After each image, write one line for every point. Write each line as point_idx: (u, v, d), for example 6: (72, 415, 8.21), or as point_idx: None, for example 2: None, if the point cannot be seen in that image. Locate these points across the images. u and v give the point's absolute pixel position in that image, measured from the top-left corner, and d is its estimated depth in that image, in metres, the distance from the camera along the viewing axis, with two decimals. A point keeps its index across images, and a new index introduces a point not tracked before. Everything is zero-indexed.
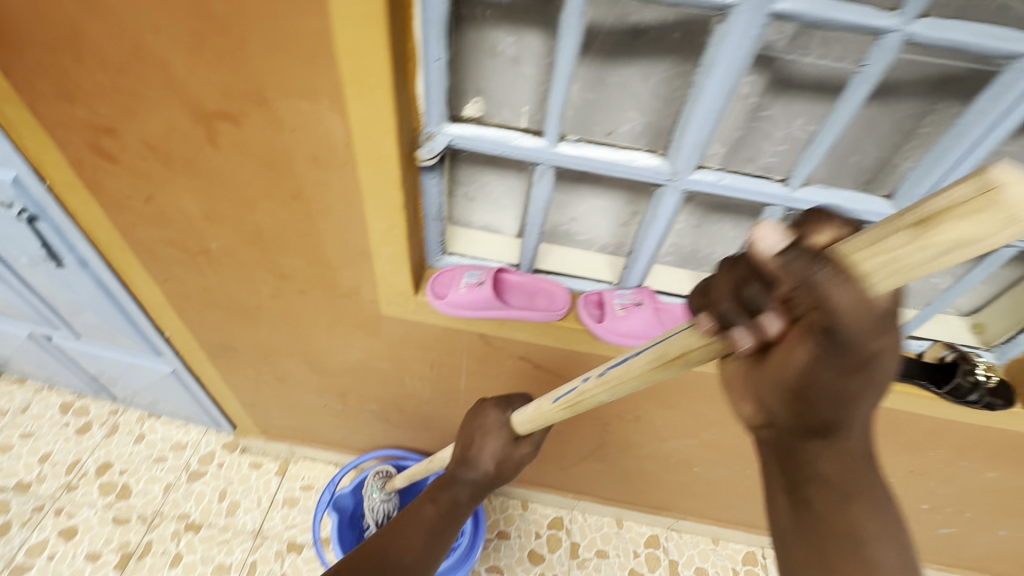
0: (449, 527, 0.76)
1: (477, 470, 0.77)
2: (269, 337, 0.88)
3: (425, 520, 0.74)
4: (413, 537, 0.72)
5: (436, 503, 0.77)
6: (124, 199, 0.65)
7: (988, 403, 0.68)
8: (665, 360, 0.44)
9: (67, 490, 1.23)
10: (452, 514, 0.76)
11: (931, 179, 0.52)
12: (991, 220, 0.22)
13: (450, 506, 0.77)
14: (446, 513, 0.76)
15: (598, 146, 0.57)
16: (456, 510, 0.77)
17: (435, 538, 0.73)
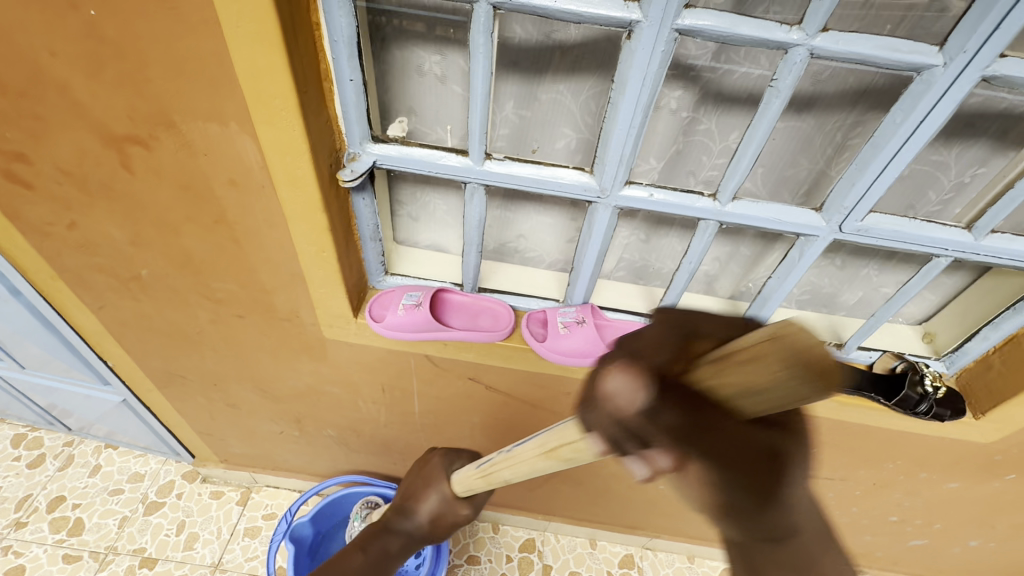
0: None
1: (412, 521, 0.78)
2: (215, 363, 0.86)
3: (349, 569, 0.75)
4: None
5: (365, 552, 0.77)
6: (46, 226, 0.63)
7: (936, 413, 0.67)
8: (548, 450, 0.47)
9: (15, 528, 1.18)
10: (378, 566, 0.76)
11: (856, 190, 0.52)
12: (772, 363, 0.27)
13: (378, 556, 0.77)
14: (373, 566, 0.76)
15: (525, 163, 0.56)
16: (383, 564, 0.77)
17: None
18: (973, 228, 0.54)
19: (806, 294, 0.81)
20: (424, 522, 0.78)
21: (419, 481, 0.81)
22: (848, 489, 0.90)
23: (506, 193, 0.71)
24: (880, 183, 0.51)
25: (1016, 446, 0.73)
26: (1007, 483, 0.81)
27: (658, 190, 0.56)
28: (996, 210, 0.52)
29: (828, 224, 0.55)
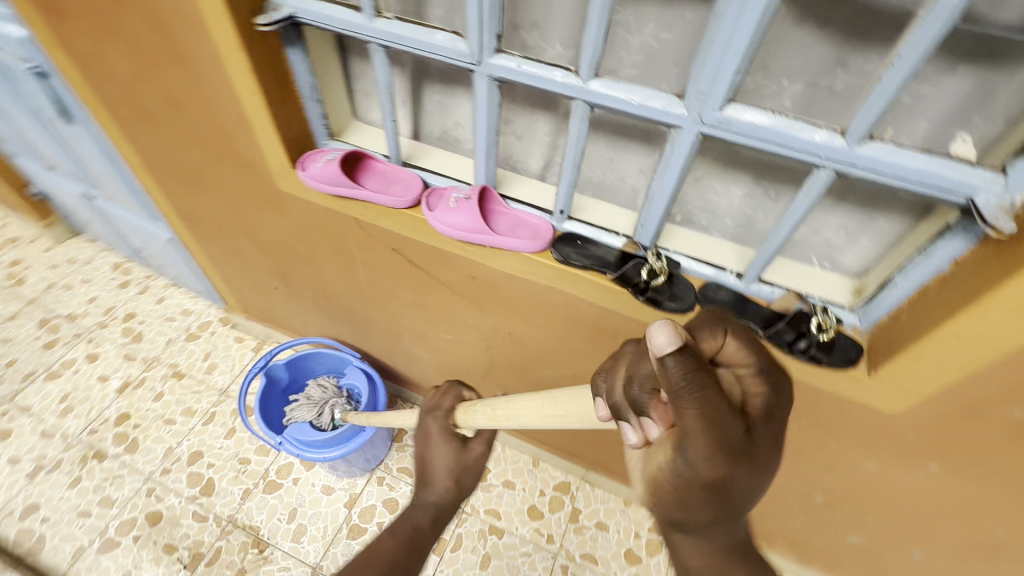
0: (410, 564, 0.63)
1: (435, 488, 0.69)
2: (217, 208, 1.03)
3: (384, 554, 0.63)
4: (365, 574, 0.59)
5: (395, 537, 0.65)
6: (84, 57, 0.81)
7: (812, 356, 0.63)
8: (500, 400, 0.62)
9: (99, 326, 1.52)
10: (412, 547, 0.64)
11: (707, 71, 0.49)
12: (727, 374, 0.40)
13: (409, 534, 0.65)
14: (410, 544, 0.64)
15: (408, 24, 0.61)
16: (418, 541, 0.65)
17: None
18: (846, 132, 0.49)
19: (742, 228, 0.74)
20: (447, 486, 0.70)
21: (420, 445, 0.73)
22: None
23: (445, 74, 0.73)
24: (730, 62, 0.47)
25: (930, 426, 0.64)
26: (930, 477, 0.72)
27: (527, 62, 0.58)
28: (867, 111, 0.46)
29: (690, 113, 0.53)
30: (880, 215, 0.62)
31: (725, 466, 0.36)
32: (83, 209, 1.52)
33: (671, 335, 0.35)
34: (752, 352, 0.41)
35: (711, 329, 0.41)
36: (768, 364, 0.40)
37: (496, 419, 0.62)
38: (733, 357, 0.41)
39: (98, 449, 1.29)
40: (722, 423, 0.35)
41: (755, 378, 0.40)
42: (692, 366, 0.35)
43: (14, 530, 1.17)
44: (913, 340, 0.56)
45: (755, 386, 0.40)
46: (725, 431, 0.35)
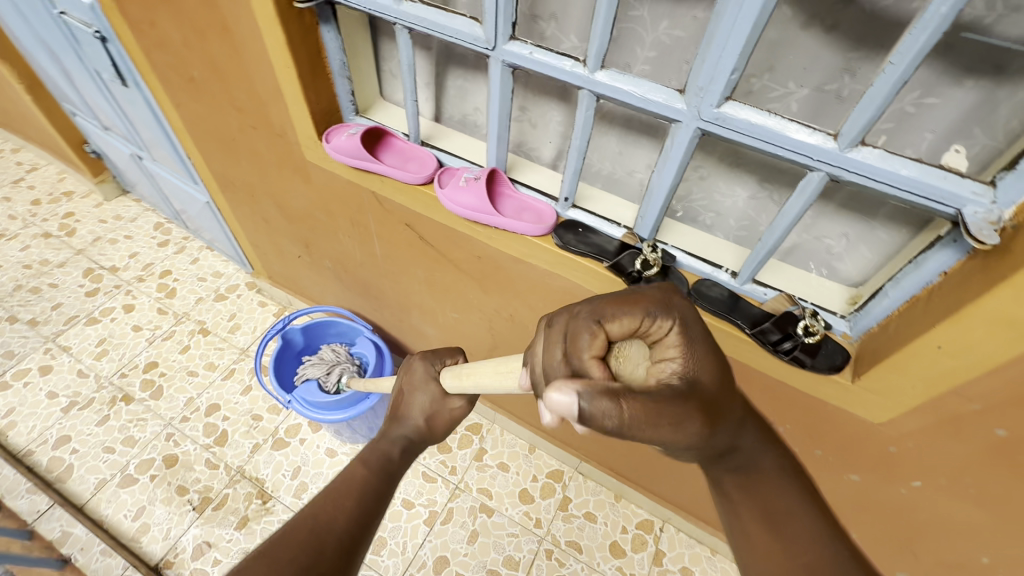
0: (384, 490, 0.65)
1: (408, 425, 0.74)
2: (250, 175, 1.10)
3: (358, 480, 0.64)
4: (343, 502, 0.59)
5: (367, 465, 0.66)
6: (140, 24, 0.88)
7: (795, 357, 0.62)
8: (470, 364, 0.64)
9: (137, 280, 1.63)
10: (387, 474, 0.67)
11: (706, 67, 0.51)
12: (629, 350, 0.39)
13: (381, 463, 0.68)
14: (385, 473, 0.67)
15: (431, 8, 0.64)
16: (390, 469, 0.68)
17: (375, 502, 0.62)
18: (838, 135, 0.50)
19: (745, 230, 0.75)
20: (419, 423, 0.74)
21: (405, 388, 0.77)
22: None
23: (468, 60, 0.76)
24: (727, 59, 0.49)
25: (912, 439, 0.64)
26: (914, 493, 0.71)
27: (539, 50, 0.60)
28: (860, 115, 0.47)
29: (689, 108, 0.55)
30: (879, 225, 0.62)
31: (694, 429, 0.37)
32: (132, 170, 1.62)
33: (567, 398, 0.33)
34: (631, 310, 0.39)
35: (592, 330, 0.39)
36: (654, 305, 0.40)
37: (463, 384, 0.66)
38: (624, 328, 0.39)
39: (127, 393, 1.39)
40: (662, 411, 0.35)
41: (653, 324, 0.39)
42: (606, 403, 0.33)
43: (46, 458, 1.27)
44: (895, 350, 0.56)
45: (661, 332, 0.40)
46: (673, 409, 0.36)
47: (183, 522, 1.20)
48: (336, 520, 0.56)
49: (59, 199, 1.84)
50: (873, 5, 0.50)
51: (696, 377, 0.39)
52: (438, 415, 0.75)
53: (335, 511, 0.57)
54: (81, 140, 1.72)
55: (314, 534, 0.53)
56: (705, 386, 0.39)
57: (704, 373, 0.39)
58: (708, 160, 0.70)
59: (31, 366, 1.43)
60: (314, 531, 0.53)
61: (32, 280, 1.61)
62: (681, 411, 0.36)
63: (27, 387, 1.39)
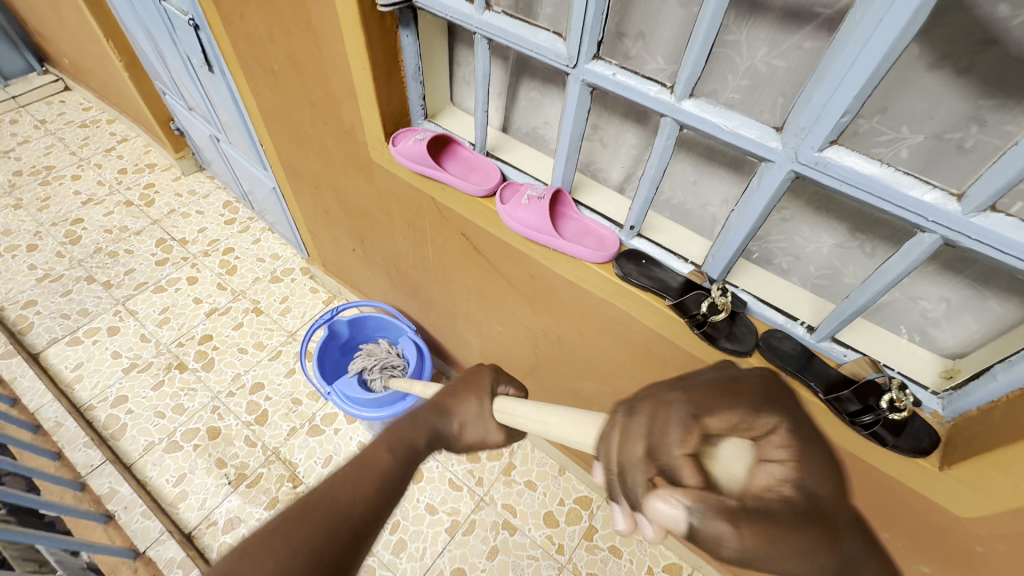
0: (403, 481, 0.54)
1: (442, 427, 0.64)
2: (316, 167, 1.12)
3: (377, 468, 0.52)
4: (362, 485, 0.50)
5: (392, 450, 0.55)
6: (231, 15, 0.91)
7: (875, 433, 0.57)
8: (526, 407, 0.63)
9: (203, 255, 1.71)
10: (411, 460, 0.56)
11: (812, 107, 0.46)
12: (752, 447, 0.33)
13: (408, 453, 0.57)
14: (408, 465, 0.56)
15: (515, 20, 0.62)
16: (414, 459, 0.57)
17: (392, 495, 0.52)
18: (963, 197, 0.44)
19: (826, 280, 0.68)
20: (456, 429, 0.65)
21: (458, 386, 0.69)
22: None
23: (543, 73, 0.73)
24: (839, 101, 0.44)
25: (1003, 542, 0.57)
26: None
27: (623, 71, 0.57)
28: (994, 177, 0.41)
29: (785, 149, 0.50)
30: (991, 295, 0.55)
31: (825, 540, 0.29)
32: (209, 149, 1.71)
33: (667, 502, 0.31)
34: (740, 404, 0.34)
35: (685, 422, 0.34)
36: (762, 407, 0.34)
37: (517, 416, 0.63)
38: (726, 424, 0.34)
39: (182, 361, 1.46)
40: (780, 529, 0.29)
41: (754, 417, 0.34)
42: (704, 500, 0.30)
43: (104, 415, 1.35)
44: (997, 446, 0.50)
45: (766, 428, 0.33)
46: (794, 530, 0.29)
47: (218, 494, 1.24)
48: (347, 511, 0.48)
49: (143, 169, 1.97)
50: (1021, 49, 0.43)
51: (817, 488, 0.30)
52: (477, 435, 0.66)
53: (352, 496, 0.49)
54: (167, 117, 1.83)
55: (334, 517, 0.47)
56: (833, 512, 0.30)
57: (816, 475, 0.31)
58: (794, 201, 0.64)
59: (102, 325, 1.53)
60: (333, 515, 0.47)
61: (111, 244, 1.72)
62: (804, 535, 0.28)
63: (95, 344, 1.49)
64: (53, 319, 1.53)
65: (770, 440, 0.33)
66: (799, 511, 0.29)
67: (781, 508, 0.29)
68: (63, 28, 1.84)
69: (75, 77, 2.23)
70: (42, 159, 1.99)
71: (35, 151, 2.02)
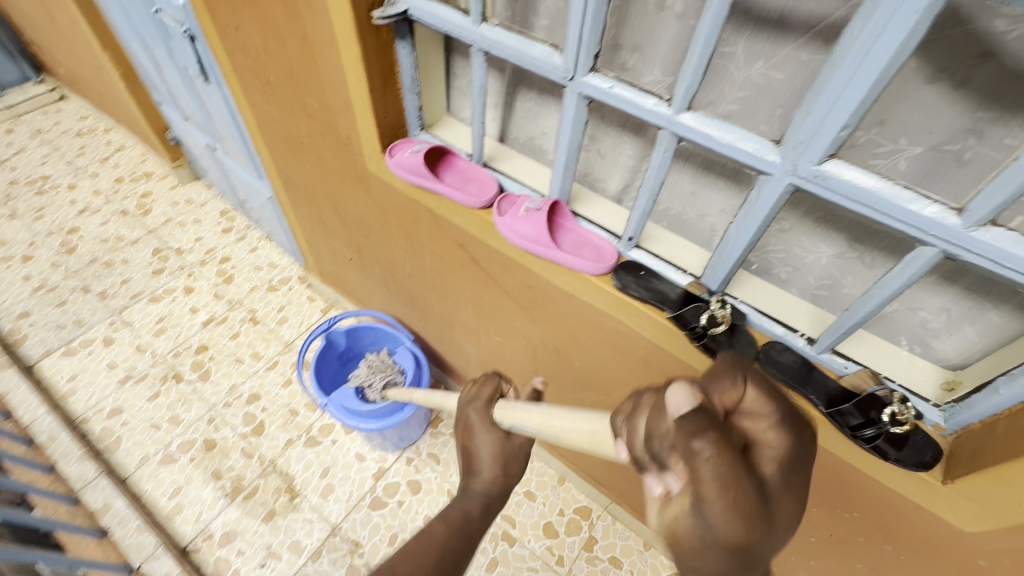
0: (461, 550, 0.60)
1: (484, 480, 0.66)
2: (313, 178, 1.11)
3: (434, 538, 0.59)
4: (422, 559, 0.56)
5: (445, 520, 0.62)
6: (226, 27, 0.91)
7: (877, 447, 0.56)
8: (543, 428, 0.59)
9: (199, 264, 1.70)
10: (465, 532, 0.61)
11: (811, 120, 0.46)
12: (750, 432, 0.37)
13: (460, 522, 0.62)
14: (461, 534, 0.61)
15: (511, 33, 0.62)
16: (470, 529, 0.62)
17: (453, 564, 0.58)
18: (963, 211, 0.43)
19: (825, 290, 0.68)
20: (495, 475, 0.66)
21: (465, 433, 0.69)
22: (804, 530, 0.79)
23: (540, 84, 0.73)
24: (837, 115, 0.44)
25: (1008, 556, 0.56)
26: None
27: (620, 84, 0.57)
28: (994, 191, 0.41)
29: (783, 162, 0.50)
30: (992, 307, 0.54)
31: (742, 533, 0.30)
32: (206, 158, 1.70)
33: (688, 394, 0.34)
34: (776, 406, 0.36)
35: (730, 383, 0.38)
36: (790, 417, 0.36)
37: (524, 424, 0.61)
38: (753, 408, 0.36)
39: (177, 372, 1.45)
40: (737, 487, 0.30)
41: (771, 430, 0.35)
42: (701, 422, 0.32)
43: (99, 427, 1.34)
44: (1001, 460, 0.49)
45: (770, 439, 0.35)
46: (742, 492, 0.30)
47: (214, 507, 1.23)
48: None
49: (139, 179, 1.96)
50: (1018, 62, 0.43)
51: (776, 493, 0.32)
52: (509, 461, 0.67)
53: (415, 571, 0.54)
54: (163, 126, 1.83)
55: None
56: (781, 510, 0.32)
57: (786, 499, 0.33)
58: (792, 212, 0.64)
59: (97, 336, 1.52)
60: None
61: (107, 254, 1.71)
62: (753, 504, 0.30)
63: (90, 355, 1.47)
64: (48, 330, 1.52)
65: (765, 444, 0.34)
66: (760, 490, 0.31)
67: (750, 490, 0.31)
68: (59, 37, 1.84)
69: (71, 86, 2.22)
70: (38, 168, 1.98)
71: (31, 160, 2.01)
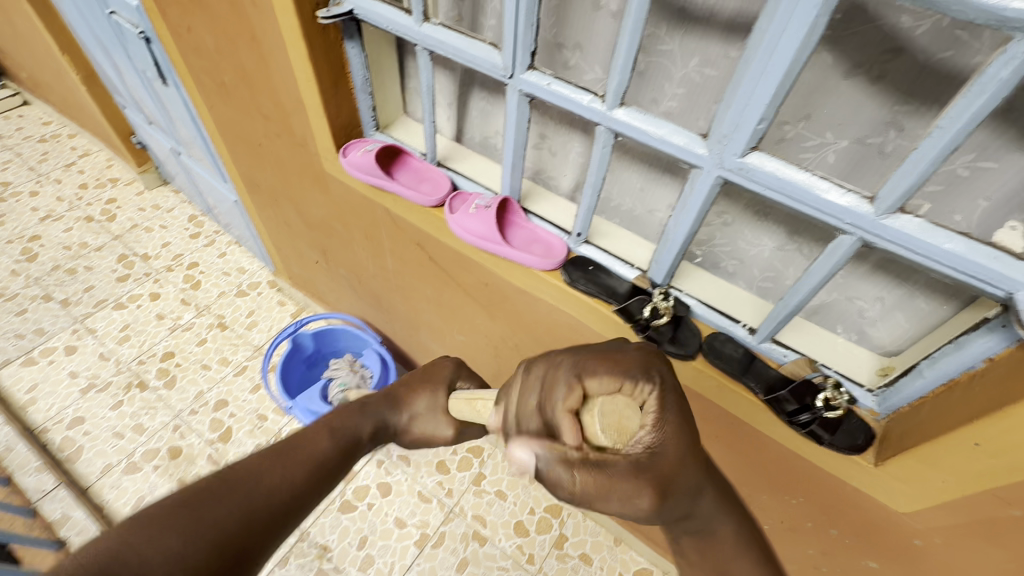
0: (335, 470, 0.55)
1: (394, 417, 0.65)
2: (273, 179, 1.11)
3: (313, 451, 0.53)
4: (293, 471, 0.50)
5: (332, 436, 0.56)
6: (178, 27, 0.90)
7: (812, 431, 0.58)
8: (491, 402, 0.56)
9: (166, 270, 1.67)
10: (346, 452, 0.57)
11: (731, 115, 0.47)
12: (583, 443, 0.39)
13: (347, 440, 0.58)
14: (344, 454, 0.56)
15: (453, 32, 0.62)
16: (352, 450, 0.58)
17: (318, 484, 0.52)
18: (875, 199, 0.45)
19: (769, 282, 0.69)
20: (404, 421, 0.66)
21: (417, 376, 0.71)
22: (758, 518, 0.81)
23: (490, 83, 0.74)
24: (754, 108, 0.45)
25: (939, 536, 0.58)
26: None
27: (557, 81, 0.58)
28: (900, 179, 0.43)
29: (711, 156, 0.51)
30: (920, 294, 0.56)
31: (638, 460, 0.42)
32: (171, 162, 1.67)
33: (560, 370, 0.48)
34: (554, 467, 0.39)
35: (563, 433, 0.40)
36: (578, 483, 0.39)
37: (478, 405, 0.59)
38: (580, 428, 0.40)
39: (142, 380, 1.42)
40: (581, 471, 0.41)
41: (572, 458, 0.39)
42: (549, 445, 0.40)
43: (59, 437, 1.31)
44: (923, 440, 0.51)
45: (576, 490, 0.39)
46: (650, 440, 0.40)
47: None
48: (274, 496, 0.47)
49: (105, 184, 1.93)
50: (928, 57, 0.45)
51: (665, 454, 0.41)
52: (422, 425, 0.67)
53: (282, 479, 0.49)
54: (128, 131, 1.80)
55: (252, 501, 0.45)
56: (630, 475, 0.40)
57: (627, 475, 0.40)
58: (733, 206, 0.65)
59: (59, 344, 1.48)
60: (255, 495, 0.46)
61: (69, 261, 1.68)
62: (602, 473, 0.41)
63: (51, 365, 1.44)
64: (6, 339, 1.48)
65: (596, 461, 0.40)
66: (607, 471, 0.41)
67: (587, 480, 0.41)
68: (18, 40, 1.80)
69: (33, 91, 2.18)
70: None
71: None
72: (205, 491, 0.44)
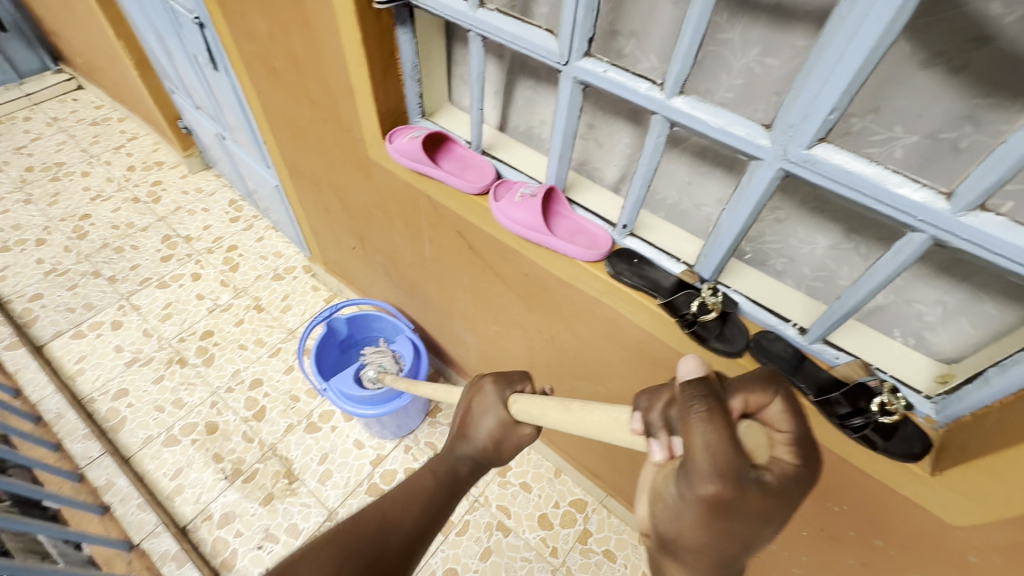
0: (444, 504, 0.65)
1: (472, 447, 0.67)
2: (316, 165, 1.13)
3: (419, 488, 0.64)
4: (410, 506, 0.61)
5: (433, 473, 0.66)
6: (233, 12, 0.93)
7: (865, 437, 0.55)
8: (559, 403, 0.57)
9: (207, 252, 1.73)
10: (449, 487, 0.66)
11: (800, 105, 0.46)
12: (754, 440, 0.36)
13: (447, 477, 0.66)
14: (447, 489, 0.65)
15: (508, 18, 0.62)
16: (454, 485, 0.66)
17: (430, 519, 0.62)
18: (952, 196, 0.43)
19: (820, 281, 0.67)
20: (486, 447, 0.66)
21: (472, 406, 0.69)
22: (795, 525, 0.79)
23: (539, 71, 0.73)
24: (825, 98, 0.44)
25: (998, 553, 0.56)
26: None
27: (614, 68, 0.57)
28: (981, 176, 0.41)
29: (774, 147, 0.50)
30: (988, 299, 0.53)
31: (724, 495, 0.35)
32: (216, 148, 1.72)
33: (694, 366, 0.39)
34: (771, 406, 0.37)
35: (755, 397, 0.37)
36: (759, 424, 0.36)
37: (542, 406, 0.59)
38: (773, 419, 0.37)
39: (182, 356, 1.47)
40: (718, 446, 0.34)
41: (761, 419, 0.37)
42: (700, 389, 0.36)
43: (104, 407, 1.37)
44: (988, 450, 0.49)
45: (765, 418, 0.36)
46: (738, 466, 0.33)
47: (214, 488, 1.25)
48: (398, 528, 0.58)
49: (151, 167, 2.00)
50: (1017, 47, 0.42)
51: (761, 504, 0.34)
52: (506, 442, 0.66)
53: (401, 512, 0.59)
54: (175, 115, 1.86)
55: (379, 532, 0.56)
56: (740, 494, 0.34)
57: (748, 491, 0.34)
58: (788, 202, 0.63)
59: (105, 319, 1.55)
60: (382, 529, 0.57)
61: (117, 240, 1.74)
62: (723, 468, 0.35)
63: (99, 338, 1.50)
64: (58, 312, 1.55)
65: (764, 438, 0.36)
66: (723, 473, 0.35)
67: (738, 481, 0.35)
68: (76, 25, 1.87)
69: (87, 76, 2.27)
70: (54, 155, 2.03)
71: (47, 148, 2.06)
72: (345, 530, 0.55)
